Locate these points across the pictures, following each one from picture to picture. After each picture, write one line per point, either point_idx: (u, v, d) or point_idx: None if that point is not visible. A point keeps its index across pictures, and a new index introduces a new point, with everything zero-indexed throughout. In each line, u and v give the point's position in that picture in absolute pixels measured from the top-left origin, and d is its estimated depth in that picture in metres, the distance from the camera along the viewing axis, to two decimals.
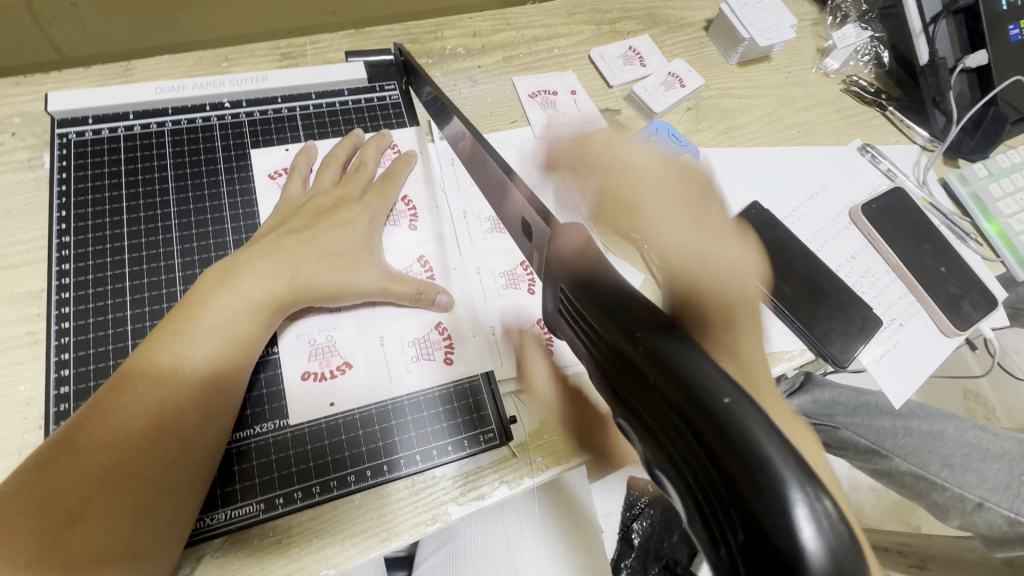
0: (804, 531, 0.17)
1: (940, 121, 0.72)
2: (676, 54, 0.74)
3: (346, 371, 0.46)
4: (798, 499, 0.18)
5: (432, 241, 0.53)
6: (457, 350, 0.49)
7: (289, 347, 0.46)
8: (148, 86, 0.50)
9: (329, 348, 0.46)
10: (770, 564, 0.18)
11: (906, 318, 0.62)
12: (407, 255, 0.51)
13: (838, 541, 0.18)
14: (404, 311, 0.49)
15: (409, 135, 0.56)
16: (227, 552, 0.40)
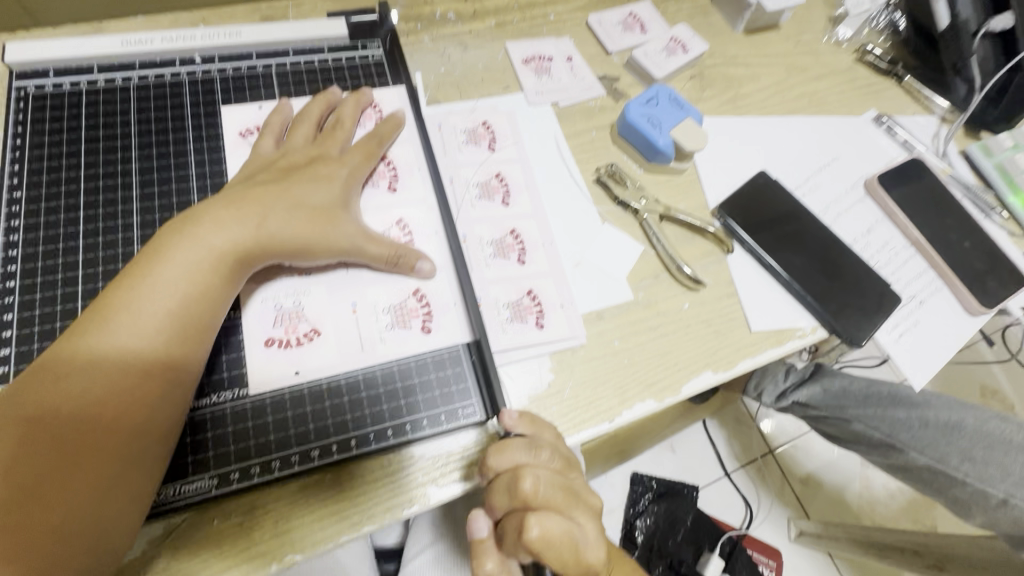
0: None
1: (962, 90, 0.67)
2: (679, 21, 0.70)
3: (314, 338, 0.42)
4: None
5: (414, 204, 0.49)
6: (437, 319, 0.45)
7: (253, 312, 0.42)
8: (113, 39, 0.47)
9: (296, 314, 0.43)
10: None
11: (927, 295, 0.58)
12: (385, 219, 0.48)
13: None
14: (379, 276, 0.45)
15: (394, 96, 0.53)
16: (177, 531, 0.37)
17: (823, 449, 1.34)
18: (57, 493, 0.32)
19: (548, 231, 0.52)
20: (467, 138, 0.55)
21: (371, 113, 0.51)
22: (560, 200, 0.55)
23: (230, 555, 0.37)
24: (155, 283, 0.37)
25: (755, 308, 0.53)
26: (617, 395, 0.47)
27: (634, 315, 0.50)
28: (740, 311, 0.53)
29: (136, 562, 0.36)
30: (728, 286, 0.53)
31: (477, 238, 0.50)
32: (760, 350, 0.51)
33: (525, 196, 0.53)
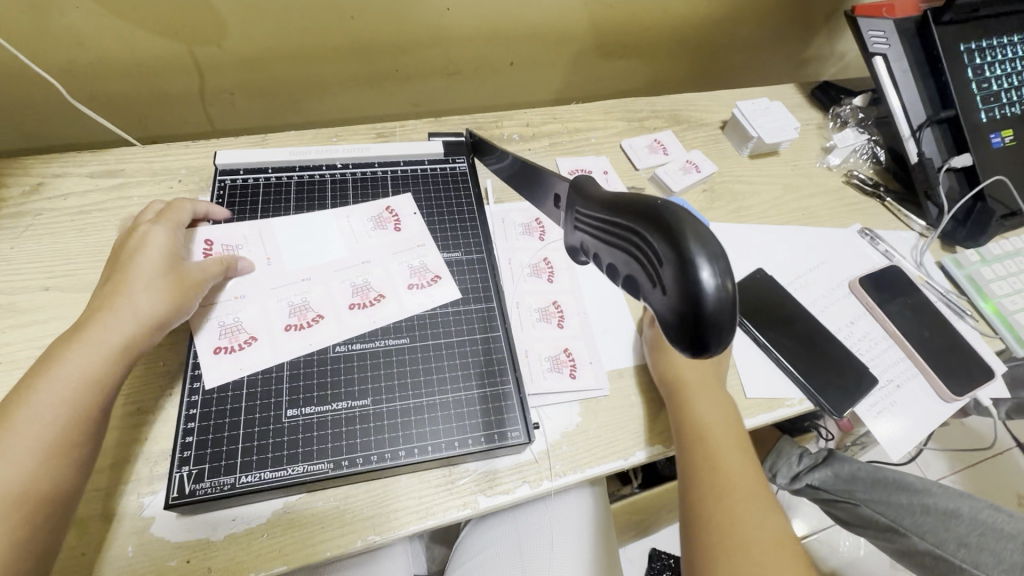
0: (704, 283, 0.24)
1: (934, 212, 0.81)
2: (694, 146, 0.88)
3: (250, 343, 0.55)
4: (703, 264, 0.24)
5: (340, 268, 0.61)
6: (307, 331, 0.56)
7: (205, 329, 0.55)
8: (284, 151, 0.67)
9: (235, 327, 0.55)
10: (684, 314, 0.24)
11: (903, 380, 0.68)
12: (345, 290, 0.60)
13: (725, 295, 0.24)
14: (297, 316, 0.57)
15: (408, 203, 0.67)
16: (295, 509, 0.50)
17: (846, 545, 1.33)
18: (40, 502, 0.41)
19: (583, 303, 0.66)
20: (524, 231, 0.71)
21: (387, 218, 0.66)
22: (594, 280, 0.69)
23: (330, 530, 0.49)
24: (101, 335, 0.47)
25: (751, 378, 0.64)
26: (631, 438, 0.58)
27: (648, 375, 0.62)
28: (738, 379, 0.64)
29: (266, 529, 0.49)
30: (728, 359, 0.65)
31: (385, 304, 0.59)
32: (754, 413, 0.62)
33: (567, 275, 0.69)
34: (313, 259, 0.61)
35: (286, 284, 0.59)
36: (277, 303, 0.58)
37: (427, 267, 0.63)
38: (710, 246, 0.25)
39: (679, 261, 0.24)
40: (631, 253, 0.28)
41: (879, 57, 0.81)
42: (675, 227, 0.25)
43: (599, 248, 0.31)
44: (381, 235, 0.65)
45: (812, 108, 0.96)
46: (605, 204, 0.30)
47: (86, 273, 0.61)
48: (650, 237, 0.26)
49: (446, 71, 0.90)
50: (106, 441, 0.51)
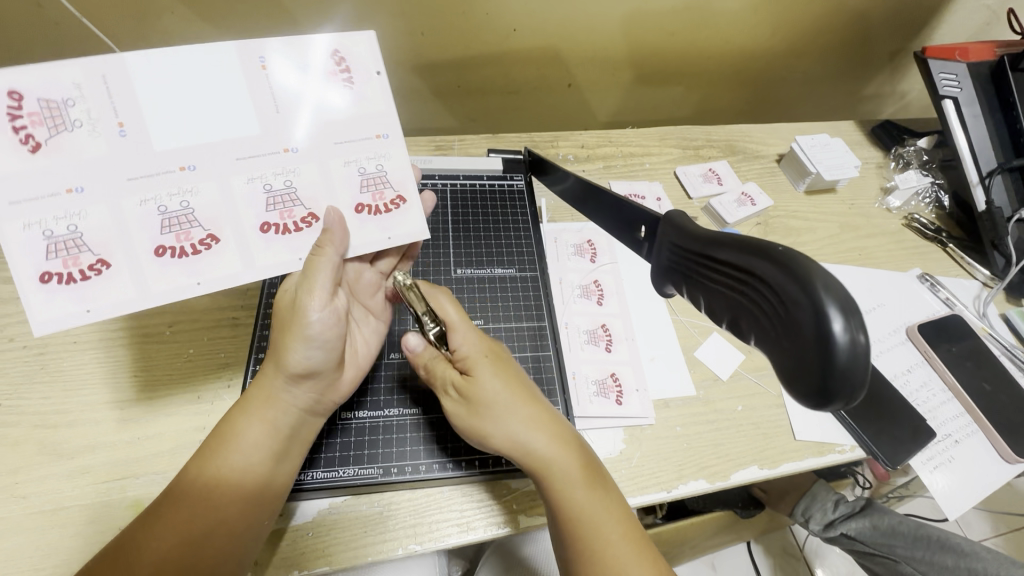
0: (834, 329, 0.22)
1: (1000, 263, 0.78)
2: (750, 178, 0.87)
3: (213, 245, 0.46)
4: (829, 307, 0.23)
5: (254, 155, 0.46)
6: (195, 263, 0.46)
7: (131, 213, 0.43)
8: None
9: (186, 217, 0.45)
10: (810, 359, 0.23)
11: (962, 437, 0.65)
12: (266, 202, 0.47)
13: (858, 342, 0.23)
14: (280, 212, 0.48)
15: (370, 58, 0.49)
16: (340, 510, 0.51)
17: None
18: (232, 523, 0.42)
19: (632, 329, 0.66)
20: (576, 252, 0.72)
21: (336, 72, 0.48)
22: (644, 307, 0.69)
23: (372, 536, 0.50)
24: (269, 385, 0.45)
25: (800, 419, 0.62)
26: (675, 471, 0.57)
27: (695, 408, 0.61)
28: (787, 420, 0.62)
29: (310, 528, 0.50)
30: (777, 397, 0.64)
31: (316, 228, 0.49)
32: (803, 456, 0.60)
33: (617, 299, 0.68)
34: (227, 132, 0.45)
35: (268, 155, 0.46)
36: (248, 187, 0.46)
37: (388, 177, 0.51)
38: (840, 293, 0.23)
39: (804, 306, 0.24)
40: (749, 297, 0.27)
41: (949, 101, 0.79)
42: (802, 273, 0.24)
43: (707, 289, 0.31)
44: (320, 100, 0.48)
45: (872, 147, 0.94)
46: (718, 245, 0.30)
47: None
48: (773, 281, 0.25)
49: (504, 89, 0.91)
50: (166, 428, 0.53)
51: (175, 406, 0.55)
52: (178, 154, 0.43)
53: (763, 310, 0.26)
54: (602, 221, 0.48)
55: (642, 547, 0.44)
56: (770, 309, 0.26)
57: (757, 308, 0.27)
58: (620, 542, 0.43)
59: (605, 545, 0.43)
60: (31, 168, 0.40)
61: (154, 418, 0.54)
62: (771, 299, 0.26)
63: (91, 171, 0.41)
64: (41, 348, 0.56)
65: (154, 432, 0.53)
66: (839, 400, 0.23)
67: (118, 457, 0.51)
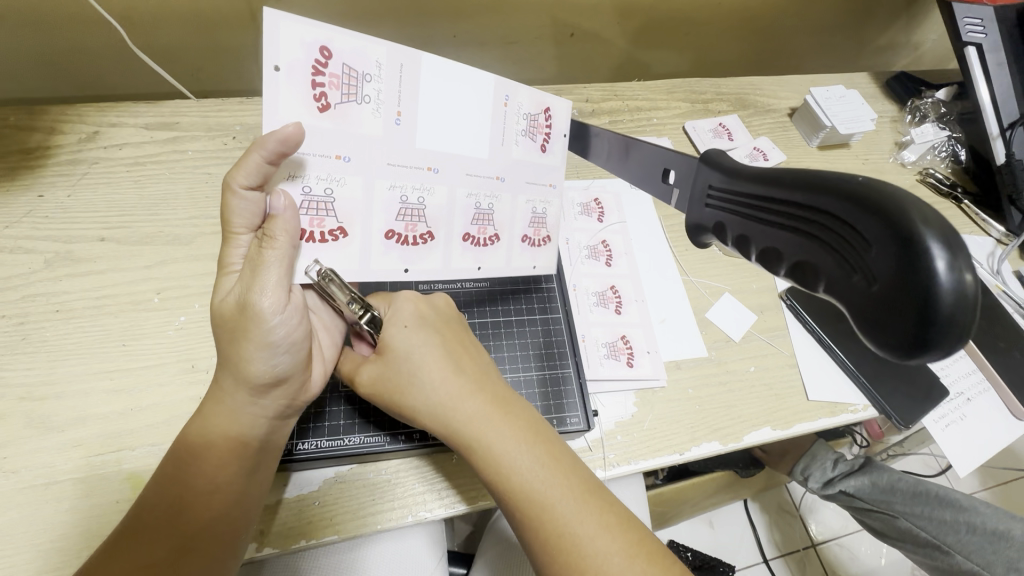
0: (940, 266, 0.20)
1: (1016, 218, 0.76)
2: (761, 133, 0.83)
3: (425, 242, 0.47)
4: (933, 244, 0.20)
5: (474, 175, 0.47)
6: (411, 254, 0.47)
7: (380, 197, 0.44)
8: None
9: (417, 213, 0.46)
10: (912, 306, 0.21)
11: (974, 394, 0.64)
12: (464, 212, 0.48)
13: (965, 287, 0.20)
14: (479, 227, 0.49)
15: (565, 117, 0.51)
16: (346, 478, 0.49)
17: (870, 554, 1.30)
18: (223, 516, 0.38)
19: (642, 290, 0.64)
20: (583, 211, 0.68)
21: (541, 124, 0.49)
22: (653, 268, 0.66)
23: (381, 502, 0.49)
24: (229, 397, 0.40)
25: (813, 379, 0.61)
26: (688, 433, 0.56)
27: (707, 369, 0.60)
28: (799, 380, 0.61)
29: (316, 496, 0.48)
30: (790, 358, 0.62)
31: (497, 247, 0.51)
32: (816, 417, 0.59)
33: (626, 261, 0.66)
34: (462, 151, 0.46)
35: (484, 178, 0.48)
36: (465, 201, 0.48)
37: (548, 221, 0.53)
38: (940, 224, 0.21)
39: (907, 242, 0.21)
40: (821, 238, 0.25)
41: (973, 47, 0.74)
42: (893, 209, 0.22)
43: (761, 234, 0.29)
44: (526, 146, 0.49)
45: (886, 99, 0.90)
46: (780, 185, 0.27)
47: (141, 227, 0.59)
48: (858, 221, 0.23)
49: (503, 39, 0.86)
50: (163, 396, 0.51)
51: (168, 376, 0.52)
52: (427, 155, 0.44)
53: (841, 256, 0.24)
54: (622, 170, 0.43)
55: (591, 498, 0.40)
56: (854, 248, 0.23)
57: (836, 252, 0.24)
58: (559, 494, 0.40)
59: (540, 496, 0.40)
60: (315, 126, 0.39)
61: (148, 388, 0.51)
62: (858, 237, 0.23)
63: (360, 146, 0.41)
64: (22, 317, 0.53)
65: (149, 401, 0.51)
66: (941, 349, 0.21)
67: (113, 428, 0.49)
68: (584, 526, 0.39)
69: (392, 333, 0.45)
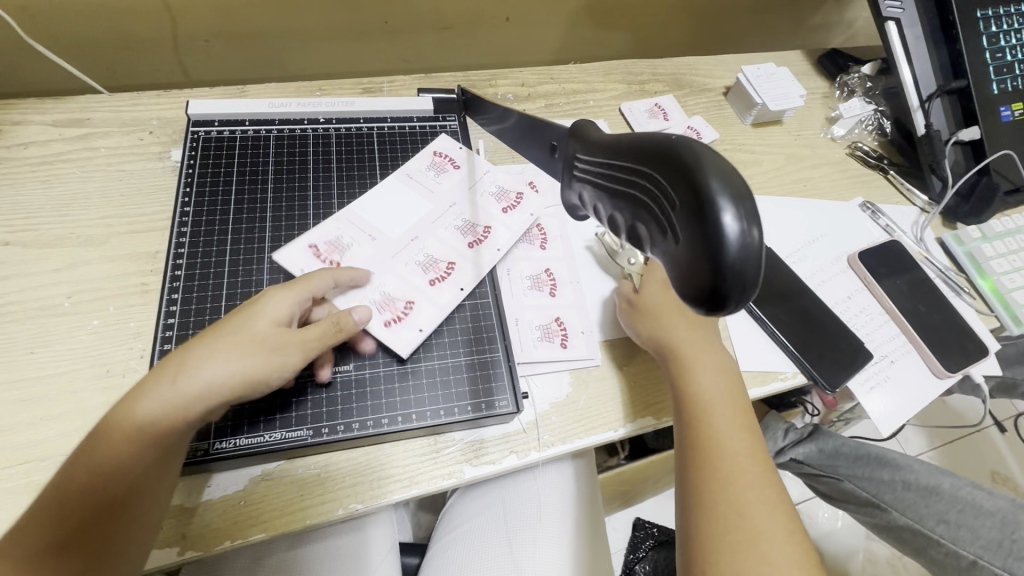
0: (726, 224, 0.23)
1: (938, 187, 0.79)
2: (697, 112, 0.84)
3: (410, 308, 0.54)
4: (723, 204, 0.23)
5: (418, 240, 0.58)
6: (407, 318, 0.53)
7: (305, 265, 0.54)
8: (263, 102, 0.63)
9: (391, 296, 0.54)
10: (709, 265, 0.23)
11: (898, 356, 0.67)
12: (442, 252, 0.59)
13: (750, 240, 0.23)
14: (431, 269, 0.57)
15: (451, 145, 0.65)
16: (275, 475, 0.48)
17: (826, 517, 1.35)
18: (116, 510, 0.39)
19: (577, 272, 0.64)
20: (496, 194, 0.64)
21: (444, 162, 0.64)
22: (588, 250, 0.66)
23: (311, 497, 0.48)
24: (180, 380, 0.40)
25: (744, 351, 0.63)
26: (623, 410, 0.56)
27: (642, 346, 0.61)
28: (731, 352, 0.62)
29: (242, 494, 0.47)
30: (723, 331, 0.64)
31: (458, 270, 0.58)
32: (747, 386, 0.61)
33: (560, 244, 0.65)
34: (396, 222, 0.59)
35: (438, 237, 0.59)
36: (406, 264, 0.57)
37: (477, 222, 0.61)
38: (736, 186, 0.24)
39: (705, 204, 0.23)
40: (650, 206, 0.27)
41: (892, 21, 0.76)
42: (695, 176, 0.24)
43: (609, 194, 0.30)
44: (437, 178, 0.63)
45: (818, 76, 0.92)
46: (622, 151, 0.29)
47: (50, 229, 0.57)
48: (673, 181, 0.25)
49: (437, 25, 0.85)
50: (76, 404, 0.49)
51: (82, 382, 0.50)
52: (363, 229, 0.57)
53: (663, 211, 0.26)
54: (531, 155, 0.45)
55: (772, 476, 0.47)
56: (670, 204, 0.25)
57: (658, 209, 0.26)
58: (762, 476, 0.47)
59: (740, 482, 0.46)
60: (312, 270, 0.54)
61: (60, 396, 0.49)
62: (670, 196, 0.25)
63: (376, 258, 0.56)
64: None
65: (61, 409, 0.48)
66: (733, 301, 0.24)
67: (21, 439, 0.47)
68: (761, 498, 0.45)
69: (703, 360, 0.54)
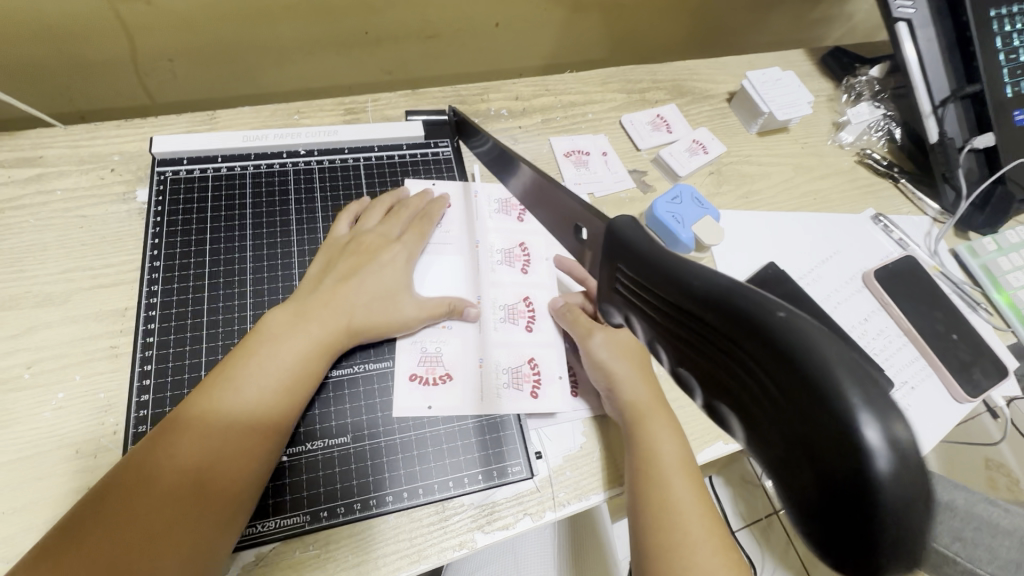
0: (875, 448, 0.15)
1: (950, 196, 0.76)
2: (700, 122, 0.80)
3: (447, 382, 0.51)
4: (866, 420, 0.15)
5: (488, 303, 0.56)
6: (544, 387, 0.53)
7: (403, 355, 0.51)
8: (236, 135, 0.57)
9: (436, 358, 0.52)
10: (842, 506, 0.16)
11: (918, 381, 0.65)
12: (514, 294, 0.57)
13: (909, 467, 0.15)
14: (517, 317, 0.56)
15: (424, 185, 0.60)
16: (267, 561, 0.42)
17: None
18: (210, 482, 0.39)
19: None
20: (502, 219, 0.61)
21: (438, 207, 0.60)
22: None
23: None
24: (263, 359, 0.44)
25: None
26: None
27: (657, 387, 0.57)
28: None
29: None
30: None
31: (539, 307, 0.57)
32: None
33: (544, 266, 0.60)
34: (453, 291, 0.56)
35: (498, 287, 0.57)
36: (496, 329, 0.55)
37: (512, 247, 0.59)
38: (867, 386, 0.16)
39: (828, 421, 0.16)
40: (741, 382, 0.19)
41: (904, 23, 0.72)
42: (817, 371, 0.16)
43: (674, 346, 0.22)
44: (448, 221, 0.59)
45: (822, 77, 0.88)
46: (678, 297, 0.21)
47: (3, 288, 0.51)
48: (764, 368, 0.17)
49: (422, 34, 0.79)
50: (42, 493, 0.44)
51: (47, 467, 0.45)
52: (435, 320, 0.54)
53: (756, 406, 0.18)
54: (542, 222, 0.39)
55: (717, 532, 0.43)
56: (767, 400, 0.18)
57: (748, 400, 0.18)
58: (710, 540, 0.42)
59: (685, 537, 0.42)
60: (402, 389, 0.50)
61: (25, 484, 0.44)
62: (763, 391, 0.18)
63: (461, 352, 0.53)
64: None
65: (25, 500, 0.43)
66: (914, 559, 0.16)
67: None
68: (712, 552, 0.41)
69: (652, 420, 0.48)
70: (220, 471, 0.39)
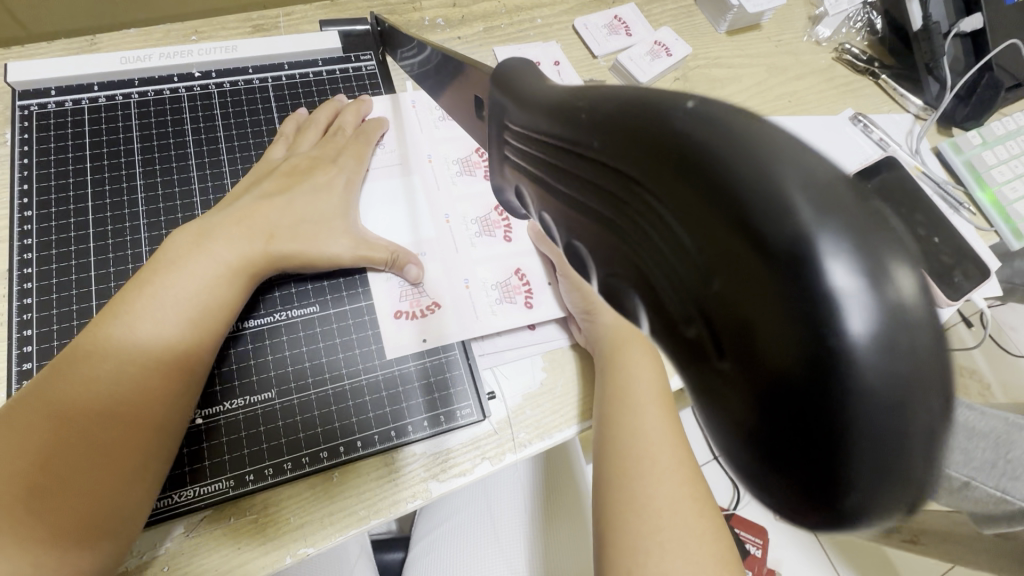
0: (842, 291, 0.11)
1: (933, 89, 0.70)
2: (663, 23, 0.71)
3: (436, 310, 0.47)
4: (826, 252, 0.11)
5: (460, 220, 0.50)
6: (537, 295, 0.49)
7: (380, 287, 0.47)
8: (112, 56, 0.48)
9: (418, 289, 0.47)
10: (788, 394, 0.11)
11: None
12: (483, 204, 0.51)
13: (895, 323, 0.11)
14: (492, 226, 0.51)
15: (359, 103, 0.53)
16: (201, 530, 0.39)
17: None
18: (112, 425, 0.34)
19: None
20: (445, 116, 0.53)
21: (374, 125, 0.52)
22: None
23: (248, 551, 0.39)
24: (160, 290, 0.37)
25: None
26: None
27: None
28: None
29: (158, 564, 0.38)
30: None
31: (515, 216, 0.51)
32: None
33: None
34: (418, 213, 0.50)
35: (466, 201, 0.51)
36: (473, 246, 0.50)
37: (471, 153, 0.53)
38: (847, 215, 0.11)
39: (787, 275, 0.11)
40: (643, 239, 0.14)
41: None
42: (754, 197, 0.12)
43: (560, 213, 0.17)
44: (391, 140, 0.52)
45: None
46: (568, 151, 0.16)
47: None
48: (680, 213, 0.13)
49: None
50: None
51: None
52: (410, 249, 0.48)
53: (665, 278, 0.13)
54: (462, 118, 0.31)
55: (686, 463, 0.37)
56: (678, 263, 0.13)
57: (656, 272, 0.14)
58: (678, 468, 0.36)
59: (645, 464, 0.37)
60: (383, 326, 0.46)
61: None
62: (679, 251, 0.13)
63: (440, 282, 0.48)
64: None
65: None
66: (896, 489, 0.12)
67: None
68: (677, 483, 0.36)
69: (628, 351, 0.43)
70: (135, 395, 0.35)
